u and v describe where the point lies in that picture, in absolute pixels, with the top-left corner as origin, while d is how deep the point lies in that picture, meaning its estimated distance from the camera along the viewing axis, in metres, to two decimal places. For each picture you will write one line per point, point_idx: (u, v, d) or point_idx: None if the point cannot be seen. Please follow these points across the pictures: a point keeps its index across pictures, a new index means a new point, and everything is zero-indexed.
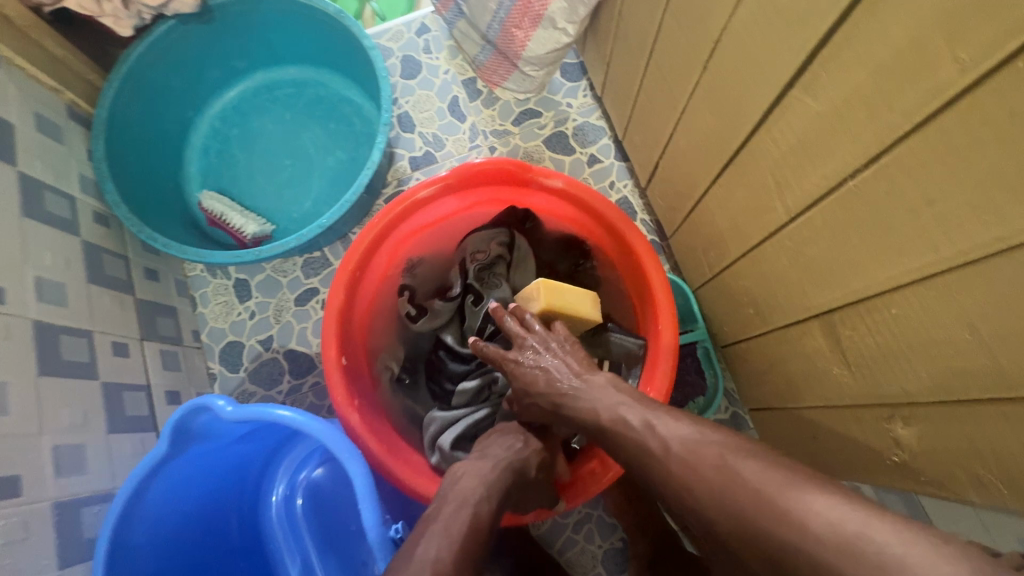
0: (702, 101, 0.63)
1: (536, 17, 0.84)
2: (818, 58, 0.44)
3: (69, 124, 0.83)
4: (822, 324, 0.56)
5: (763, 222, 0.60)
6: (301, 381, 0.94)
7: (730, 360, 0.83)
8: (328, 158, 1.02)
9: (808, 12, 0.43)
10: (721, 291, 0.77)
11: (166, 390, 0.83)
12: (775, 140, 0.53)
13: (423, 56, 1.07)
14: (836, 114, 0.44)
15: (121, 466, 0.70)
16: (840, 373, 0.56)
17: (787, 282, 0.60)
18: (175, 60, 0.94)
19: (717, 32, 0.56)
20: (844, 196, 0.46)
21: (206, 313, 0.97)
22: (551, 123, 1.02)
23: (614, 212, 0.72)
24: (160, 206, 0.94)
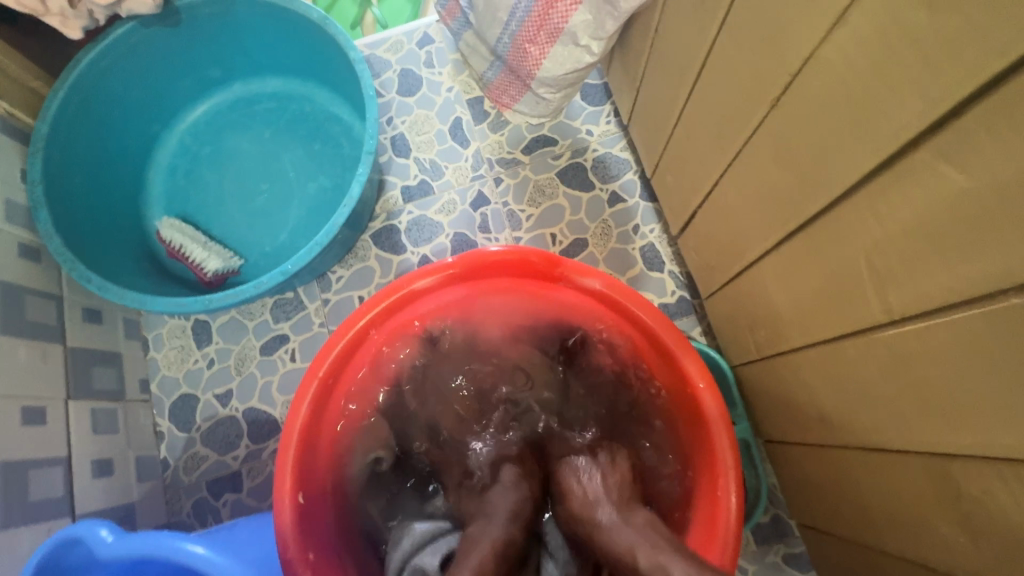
0: (764, 149, 0.49)
1: (554, 32, 0.70)
2: (970, 112, 0.29)
3: (0, 140, 0.71)
4: (930, 467, 0.41)
5: (846, 316, 0.45)
6: (261, 446, 0.80)
7: (775, 459, 0.68)
8: (309, 184, 0.89)
9: (959, 43, 0.29)
10: (773, 379, 0.61)
11: (93, 460, 0.70)
12: (878, 216, 0.38)
13: (424, 70, 0.94)
14: (995, 196, 0.30)
15: (14, 570, 0.56)
16: (954, 536, 0.41)
17: (875, 398, 0.44)
18: (136, 67, 0.82)
19: (797, 63, 0.41)
20: (996, 314, 0.32)
21: (158, 359, 0.84)
22: (567, 152, 0.88)
23: (661, 323, 0.56)
24: (109, 235, 0.81)
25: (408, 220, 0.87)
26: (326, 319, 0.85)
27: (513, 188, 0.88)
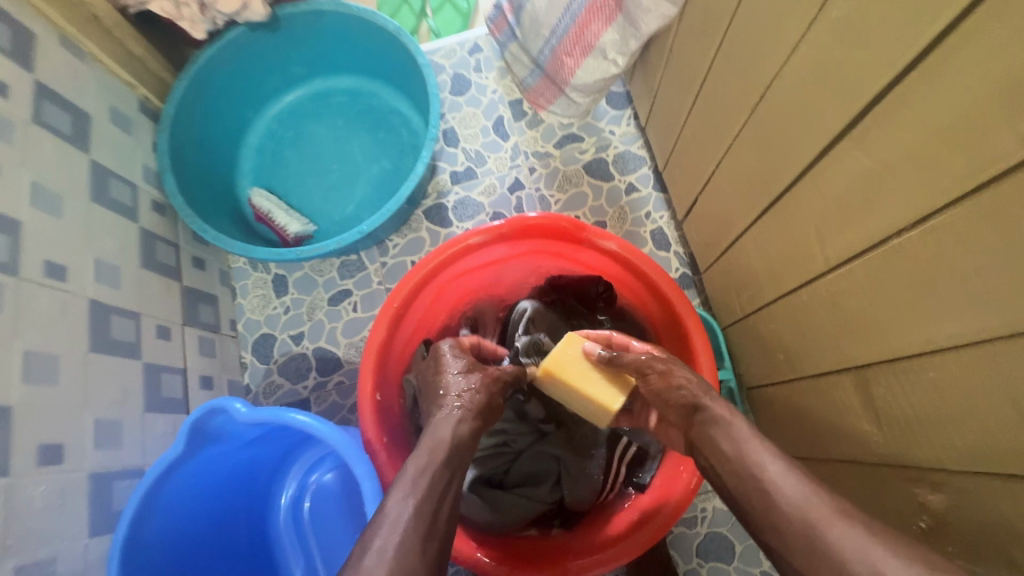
0: (747, 143, 0.64)
1: (587, 47, 0.85)
2: (871, 115, 0.45)
3: (139, 117, 0.89)
4: (855, 378, 0.55)
5: (801, 269, 0.60)
6: (327, 378, 0.97)
7: (754, 404, 0.82)
8: (373, 166, 1.06)
9: (865, 69, 0.44)
10: (752, 333, 0.76)
11: (200, 375, 0.86)
12: (820, 189, 0.53)
13: (473, 74, 1.10)
14: (886, 170, 0.45)
15: (153, 444, 0.73)
16: (869, 430, 0.55)
17: (821, 332, 0.59)
18: (241, 64, 1.00)
19: (770, 77, 0.56)
20: (888, 252, 0.47)
21: (244, 303, 1.01)
22: (592, 148, 1.04)
23: (662, 277, 0.71)
24: (213, 200, 0.98)
25: (455, 200, 1.04)
26: (383, 278, 1.01)
27: (545, 177, 1.03)
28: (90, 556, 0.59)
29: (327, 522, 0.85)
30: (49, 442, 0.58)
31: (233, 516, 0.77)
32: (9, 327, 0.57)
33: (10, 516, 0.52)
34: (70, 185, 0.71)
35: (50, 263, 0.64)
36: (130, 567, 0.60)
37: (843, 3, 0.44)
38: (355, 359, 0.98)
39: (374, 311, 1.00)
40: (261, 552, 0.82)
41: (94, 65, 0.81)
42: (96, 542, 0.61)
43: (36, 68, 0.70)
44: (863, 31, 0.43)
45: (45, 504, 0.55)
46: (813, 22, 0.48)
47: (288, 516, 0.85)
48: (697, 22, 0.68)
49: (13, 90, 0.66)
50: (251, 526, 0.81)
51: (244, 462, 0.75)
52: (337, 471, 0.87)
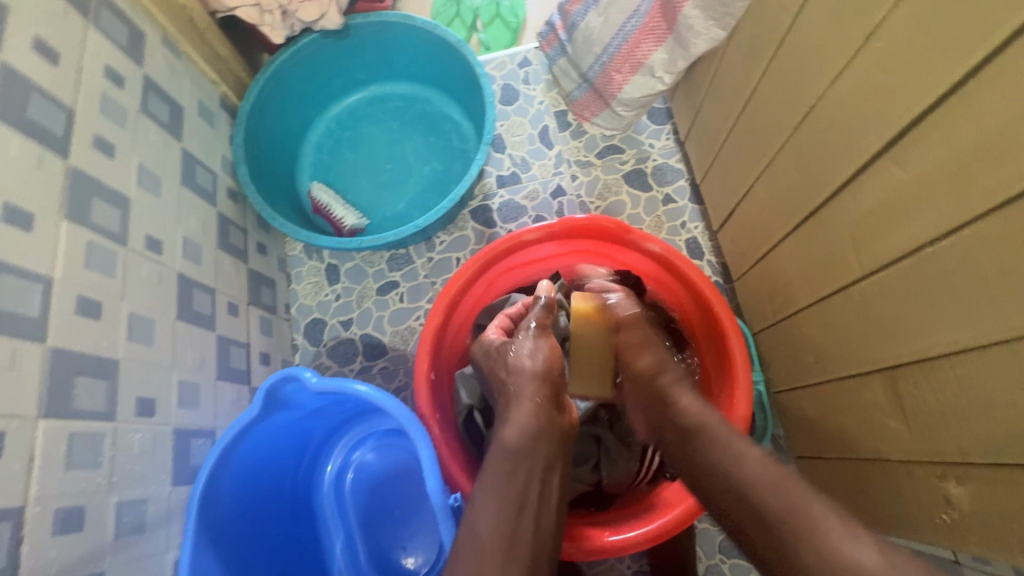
0: (789, 158, 0.69)
1: (636, 65, 0.92)
2: (910, 135, 0.50)
3: (219, 112, 0.97)
4: (884, 379, 0.60)
5: (836, 276, 0.64)
6: (372, 363, 1.03)
7: (781, 407, 0.86)
8: (424, 167, 1.13)
9: (907, 94, 0.49)
10: (783, 338, 0.80)
11: (260, 351, 0.93)
12: (859, 202, 0.58)
13: (521, 85, 1.17)
14: (923, 185, 0.50)
15: (222, 409, 0.79)
16: (895, 428, 0.60)
17: (852, 336, 0.64)
18: (310, 67, 1.08)
19: (815, 98, 0.62)
20: (921, 260, 0.51)
21: (298, 289, 1.08)
22: (632, 160, 1.09)
23: (702, 280, 0.76)
24: (277, 191, 1.06)
25: (499, 202, 1.10)
26: (429, 272, 1.07)
27: (586, 184, 1.09)
28: (173, 503, 0.65)
29: (367, 496, 0.90)
30: (145, 396, 0.64)
31: (286, 482, 0.82)
32: (119, 290, 0.64)
33: (116, 457, 0.58)
34: (167, 168, 0.78)
35: (150, 236, 0.71)
36: (206, 516, 0.66)
37: (888, 35, 0.50)
38: (400, 346, 1.04)
39: (419, 303, 1.06)
40: (307, 519, 0.87)
41: (187, 63, 0.89)
42: (177, 490, 0.66)
43: (146, 63, 0.78)
44: (906, 61, 0.49)
45: (141, 450, 0.62)
46: (859, 51, 0.54)
47: (332, 488, 0.90)
48: (745, 46, 0.74)
49: (128, 82, 0.74)
50: (300, 494, 0.86)
51: (301, 431, 0.81)
52: (379, 450, 0.92)
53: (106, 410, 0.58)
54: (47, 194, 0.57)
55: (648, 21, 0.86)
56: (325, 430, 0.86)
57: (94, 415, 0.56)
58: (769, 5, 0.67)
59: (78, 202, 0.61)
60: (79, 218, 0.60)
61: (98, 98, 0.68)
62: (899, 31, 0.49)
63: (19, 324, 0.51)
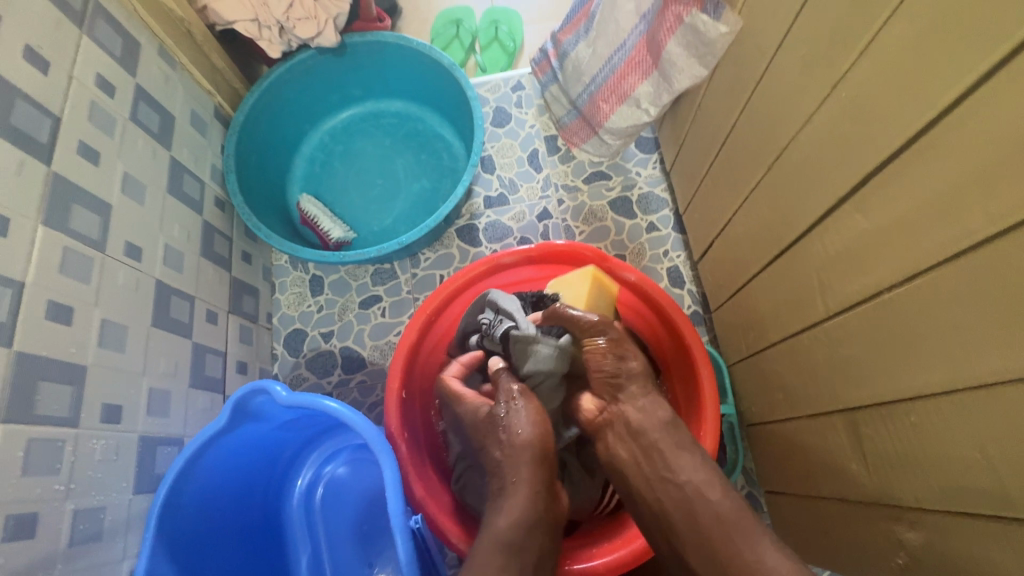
0: (762, 197, 0.70)
1: (622, 96, 0.93)
2: (871, 183, 0.51)
3: (213, 121, 0.99)
4: (845, 419, 0.60)
5: (804, 315, 0.65)
6: (350, 376, 1.03)
7: (753, 440, 0.86)
8: (413, 184, 1.14)
9: (868, 144, 0.51)
10: (755, 372, 0.81)
11: (238, 360, 0.93)
12: (824, 244, 0.59)
13: (514, 109, 1.19)
14: (883, 232, 0.51)
15: (193, 417, 0.79)
16: (855, 469, 0.60)
17: (817, 375, 0.64)
18: (306, 82, 1.09)
19: (786, 141, 0.63)
20: (880, 305, 0.52)
21: (281, 299, 1.09)
22: (619, 187, 1.11)
23: (675, 310, 0.77)
24: (266, 201, 1.07)
25: (486, 222, 1.11)
26: (412, 288, 1.08)
27: (572, 209, 1.10)
28: (133, 511, 0.65)
29: (335, 510, 0.90)
30: (112, 402, 0.64)
31: (254, 494, 0.82)
32: (93, 297, 0.64)
33: (76, 463, 0.58)
34: (153, 176, 0.79)
35: (130, 243, 0.72)
36: (166, 527, 0.65)
37: (852, 87, 0.51)
38: (379, 360, 1.04)
39: (401, 318, 1.06)
40: (274, 532, 0.86)
41: (183, 73, 0.91)
42: (139, 499, 0.66)
43: (140, 73, 0.80)
44: (868, 112, 0.50)
45: (103, 457, 0.61)
46: (825, 99, 0.55)
47: (301, 501, 0.90)
48: (724, 84, 0.76)
49: (121, 91, 0.75)
50: (268, 506, 0.86)
51: (272, 443, 0.81)
52: (350, 465, 0.92)
53: (70, 416, 0.58)
54: (25, 200, 0.58)
55: (635, 55, 0.87)
56: (296, 443, 0.86)
57: (56, 420, 0.56)
58: (747, 48, 0.69)
59: (58, 207, 0.61)
60: (57, 224, 0.61)
61: (88, 106, 0.69)
62: (861, 84, 0.50)
63: None
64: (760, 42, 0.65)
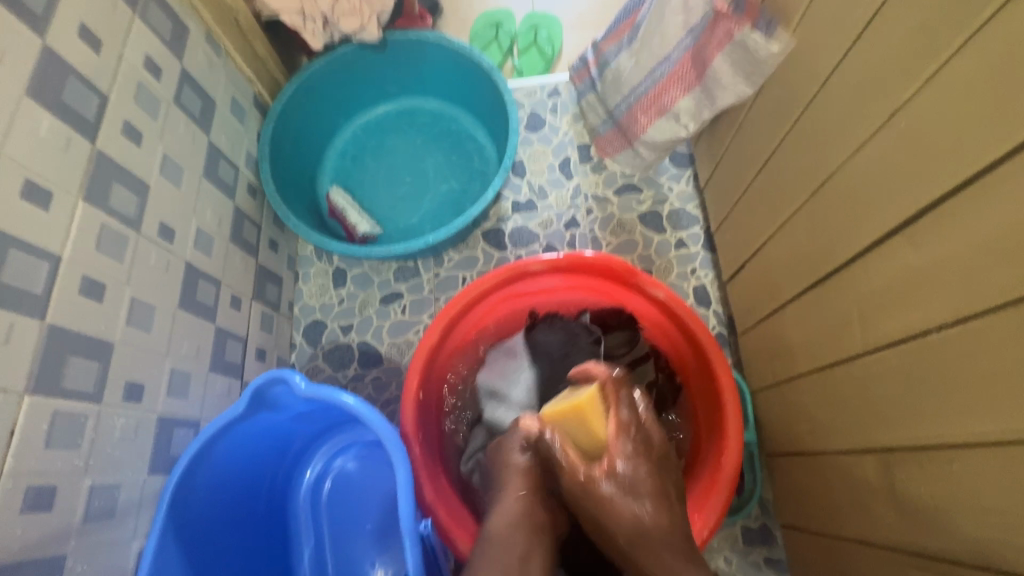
0: (803, 222, 0.68)
1: (662, 109, 0.92)
2: (925, 218, 0.49)
3: (251, 109, 1.00)
4: (877, 460, 0.58)
5: (839, 347, 0.63)
6: (366, 371, 1.03)
7: (772, 471, 0.84)
8: (442, 183, 1.14)
9: (923, 179, 0.49)
10: (780, 401, 0.79)
11: (257, 347, 0.93)
12: (868, 277, 0.57)
13: (548, 115, 1.18)
14: (933, 269, 0.49)
15: (210, 401, 0.79)
16: (885, 514, 0.58)
17: (848, 411, 0.62)
18: (344, 75, 1.10)
19: (832, 167, 0.61)
20: (925, 344, 0.50)
21: (303, 289, 1.09)
22: (649, 201, 1.09)
23: (705, 334, 0.74)
24: (297, 191, 1.07)
25: (513, 227, 1.10)
26: (434, 288, 1.08)
27: (601, 220, 1.09)
28: (146, 491, 0.65)
29: (341, 506, 0.89)
30: (134, 381, 0.65)
31: (263, 483, 0.82)
32: (124, 275, 0.65)
33: (96, 440, 0.58)
34: (191, 160, 0.80)
35: (164, 224, 0.73)
36: (177, 509, 0.65)
37: (910, 116, 0.50)
38: (395, 358, 1.04)
39: (421, 317, 1.06)
40: (279, 522, 0.86)
41: (226, 60, 0.92)
42: (152, 480, 0.66)
43: (186, 57, 0.81)
44: (926, 144, 0.48)
45: (121, 435, 0.62)
46: (880, 127, 0.54)
47: (308, 494, 0.89)
48: (770, 105, 0.74)
49: (166, 74, 0.76)
50: (275, 496, 0.86)
51: (284, 433, 0.81)
52: (360, 461, 0.91)
53: (94, 392, 0.59)
54: (68, 176, 0.59)
55: (678, 69, 0.85)
56: (308, 435, 0.86)
57: (81, 395, 0.57)
58: (798, 69, 0.67)
59: (97, 185, 0.62)
60: (97, 201, 0.62)
61: (134, 87, 0.70)
62: (921, 114, 0.49)
63: (21, 299, 0.52)
64: (814, 63, 0.64)
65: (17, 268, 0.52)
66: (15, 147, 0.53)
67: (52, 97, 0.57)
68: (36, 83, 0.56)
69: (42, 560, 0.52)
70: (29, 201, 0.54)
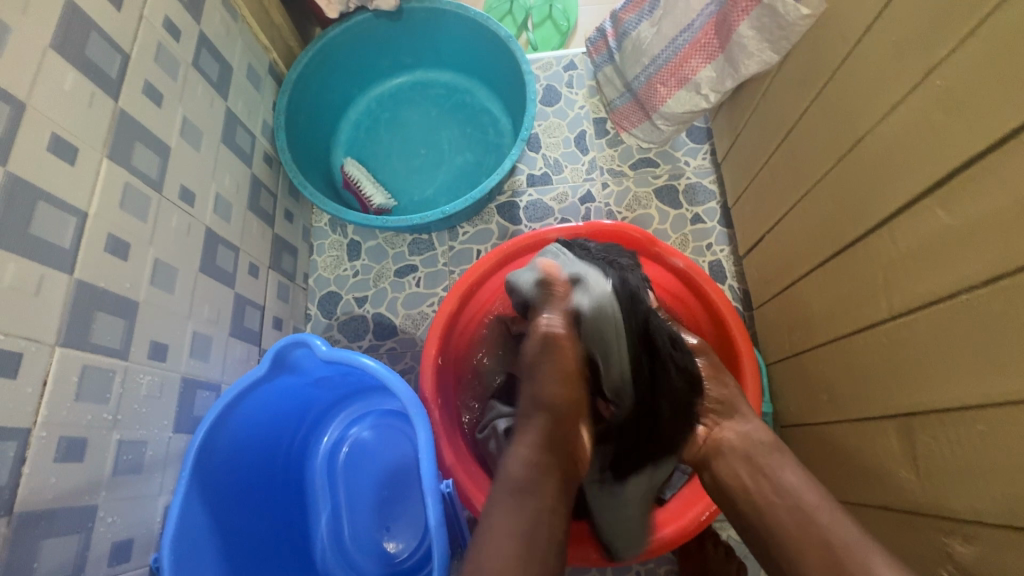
0: (828, 189, 0.67)
1: (682, 79, 0.91)
2: (960, 178, 0.48)
3: (267, 77, 0.99)
4: (899, 425, 0.58)
5: (863, 314, 0.63)
6: (380, 343, 1.03)
7: (787, 443, 0.84)
8: (457, 156, 1.14)
9: (959, 137, 0.48)
10: (798, 373, 0.79)
11: (274, 315, 0.94)
12: (896, 241, 0.57)
13: (564, 88, 1.16)
14: (966, 230, 0.48)
15: (230, 365, 0.80)
16: (906, 477, 0.58)
17: (871, 378, 0.62)
18: (359, 44, 1.08)
19: (862, 132, 0.61)
20: (955, 306, 0.50)
21: (318, 260, 1.09)
22: (666, 175, 1.08)
23: (722, 301, 0.75)
24: (312, 162, 1.07)
25: (527, 200, 1.09)
26: (448, 261, 1.08)
27: (616, 194, 1.08)
28: (171, 449, 0.66)
29: (357, 472, 0.90)
30: (159, 340, 0.65)
31: (281, 447, 0.83)
32: (148, 235, 0.65)
33: (124, 395, 0.59)
34: (210, 124, 0.80)
35: (184, 187, 0.73)
36: (201, 467, 0.66)
37: (949, 74, 0.49)
38: (410, 330, 1.04)
39: (435, 290, 1.06)
40: (296, 487, 0.87)
41: (242, 25, 0.91)
42: (177, 439, 0.67)
43: (204, 20, 0.80)
44: (965, 101, 0.47)
45: (148, 393, 0.63)
46: (916, 87, 0.53)
47: (325, 460, 0.90)
48: (798, 72, 0.73)
49: (185, 36, 0.75)
50: (293, 461, 0.87)
51: (302, 398, 0.81)
52: (376, 429, 0.92)
53: (121, 348, 0.59)
54: (93, 132, 0.58)
55: (699, 38, 0.86)
56: (324, 401, 0.87)
57: (109, 351, 0.58)
58: (829, 32, 0.66)
59: (121, 143, 0.62)
60: (121, 160, 0.62)
61: (154, 47, 0.69)
62: (960, 71, 0.48)
63: (51, 253, 0.52)
64: (845, 25, 0.62)
65: (46, 221, 0.52)
66: (41, 99, 0.53)
67: (76, 51, 0.57)
68: (60, 36, 0.56)
69: (75, 508, 0.53)
70: (56, 154, 0.54)
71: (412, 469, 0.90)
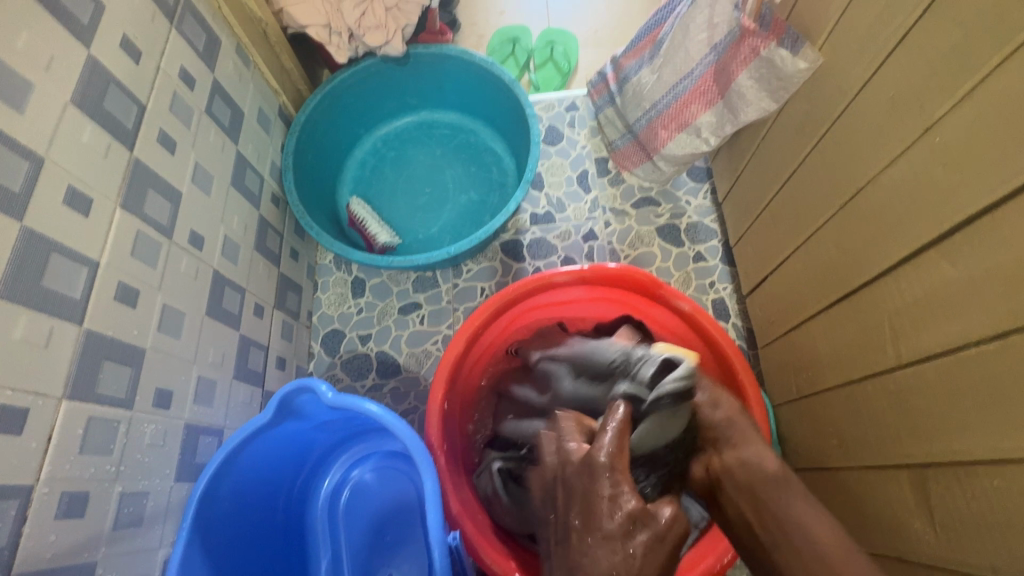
0: (829, 236, 0.69)
1: (683, 123, 0.94)
2: (962, 231, 0.49)
3: (276, 120, 1.01)
4: (911, 475, 0.58)
5: (870, 361, 0.63)
6: (384, 381, 1.03)
7: (797, 486, 0.83)
8: (461, 195, 1.16)
9: (961, 190, 0.49)
10: (806, 415, 0.78)
11: (278, 355, 0.93)
12: (902, 290, 0.57)
13: (566, 129, 1.19)
14: (972, 283, 0.49)
15: (233, 408, 0.79)
16: (921, 530, 0.57)
17: (881, 424, 0.62)
18: (366, 87, 1.11)
19: (863, 182, 0.62)
20: (965, 358, 0.50)
21: (322, 298, 1.09)
22: (667, 214, 1.09)
23: (728, 344, 0.75)
24: (318, 202, 1.08)
25: (531, 238, 1.10)
26: (452, 299, 1.08)
27: (619, 232, 1.09)
28: (172, 498, 0.65)
29: (358, 517, 0.88)
30: (164, 387, 0.65)
31: (280, 493, 0.81)
32: (157, 281, 0.65)
33: (127, 446, 0.58)
34: (220, 168, 0.81)
35: (193, 231, 0.73)
36: (201, 520, 0.64)
37: (947, 131, 0.50)
38: (414, 368, 1.03)
39: (439, 327, 1.06)
40: (296, 531, 0.85)
41: (254, 71, 0.94)
42: (178, 487, 0.66)
43: (217, 68, 0.82)
44: (965, 157, 0.49)
45: (151, 442, 0.62)
46: (915, 142, 0.54)
47: (325, 504, 0.88)
48: (796, 120, 0.75)
49: (199, 84, 0.77)
50: (293, 506, 0.85)
51: (305, 441, 0.80)
52: (378, 472, 0.91)
53: (126, 397, 0.59)
54: (108, 183, 0.59)
55: (700, 85, 0.88)
56: (326, 444, 0.86)
57: (114, 401, 0.57)
58: (826, 84, 0.68)
59: (133, 192, 0.63)
60: (133, 208, 0.62)
61: (169, 97, 0.71)
62: (957, 131, 0.49)
63: (61, 304, 0.52)
64: (842, 80, 0.65)
65: (57, 274, 0.52)
66: (60, 152, 0.54)
67: (94, 105, 0.58)
68: (81, 91, 0.57)
69: (73, 567, 0.51)
70: (71, 207, 0.54)
71: (414, 513, 0.88)
